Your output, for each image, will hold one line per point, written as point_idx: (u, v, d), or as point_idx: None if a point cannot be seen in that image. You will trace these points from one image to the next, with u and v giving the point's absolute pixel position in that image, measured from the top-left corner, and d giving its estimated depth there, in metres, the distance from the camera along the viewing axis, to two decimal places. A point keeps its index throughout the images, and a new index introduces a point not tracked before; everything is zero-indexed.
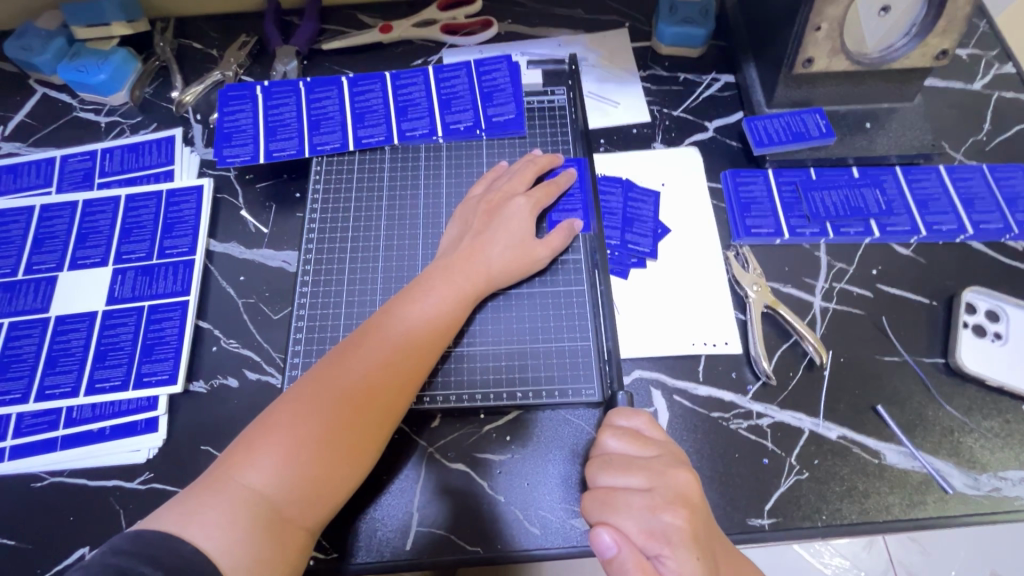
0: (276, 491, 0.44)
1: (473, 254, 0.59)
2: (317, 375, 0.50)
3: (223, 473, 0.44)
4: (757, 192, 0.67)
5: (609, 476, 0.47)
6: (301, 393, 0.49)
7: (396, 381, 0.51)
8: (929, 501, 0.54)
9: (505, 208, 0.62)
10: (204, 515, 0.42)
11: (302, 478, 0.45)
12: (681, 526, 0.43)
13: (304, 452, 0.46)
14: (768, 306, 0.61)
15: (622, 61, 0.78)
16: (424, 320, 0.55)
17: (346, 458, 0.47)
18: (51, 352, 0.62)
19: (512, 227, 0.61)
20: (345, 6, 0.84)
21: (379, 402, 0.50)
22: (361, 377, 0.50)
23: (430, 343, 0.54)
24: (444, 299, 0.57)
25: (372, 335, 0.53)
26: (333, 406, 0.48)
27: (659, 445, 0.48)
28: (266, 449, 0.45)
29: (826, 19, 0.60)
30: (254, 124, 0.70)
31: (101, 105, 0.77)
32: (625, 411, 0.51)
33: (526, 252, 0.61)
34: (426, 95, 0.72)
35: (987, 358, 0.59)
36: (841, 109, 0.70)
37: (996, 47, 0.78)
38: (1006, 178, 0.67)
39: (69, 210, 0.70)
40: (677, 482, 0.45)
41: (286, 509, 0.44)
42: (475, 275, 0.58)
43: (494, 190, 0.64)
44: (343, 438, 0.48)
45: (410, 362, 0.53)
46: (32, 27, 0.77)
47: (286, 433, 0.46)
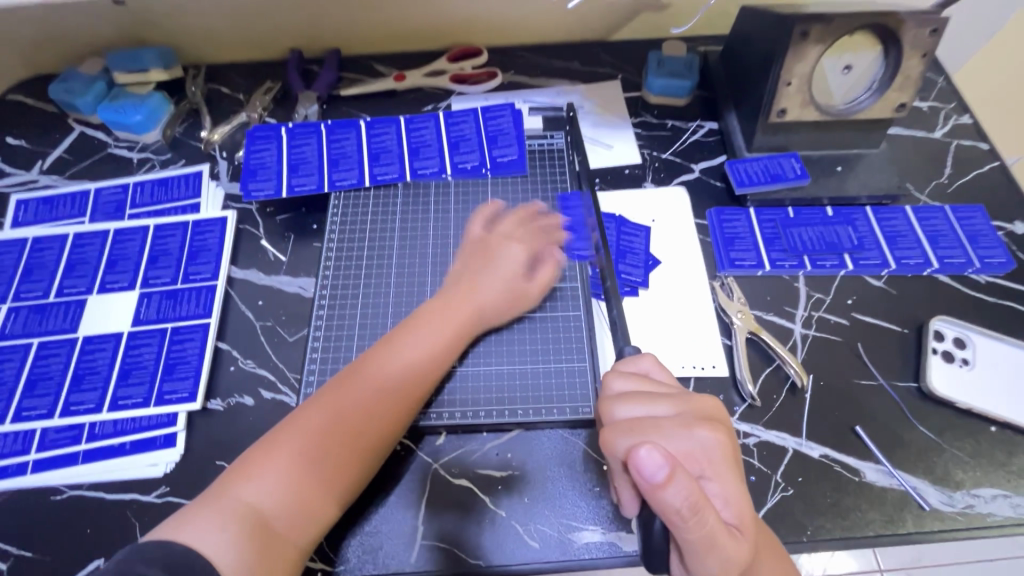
0: (272, 506, 0.48)
1: (470, 292, 0.64)
2: (316, 400, 0.54)
3: (226, 488, 0.48)
4: (740, 228, 0.73)
5: (633, 408, 0.46)
6: (303, 416, 0.53)
7: (388, 407, 0.55)
8: (908, 517, 0.57)
9: (502, 253, 0.67)
10: (200, 525, 0.45)
11: (296, 495, 0.49)
12: (720, 442, 0.44)
13: (303, 472, 0.49)
14: (752, 332, 0.66)
15: (616, 109, 0.85)
16: (418, 351, 0.59)
17: (338, 478, 0.51)
18: (77, 370, 0.65)
19: (507, 271, 0.66)
20: (362, 57, 0.92)
21: (371, 426, 0.53)
22: (359, 406, 0.54)
23: (423, 371, 0.58)
24: (438, 332, 0.60)
25: (369, 364, 0.57)
26: (331, 430, 0.52)
27: (670, 382, 0.50)
28: (264, 466, 0.49)
29: (795, 75, 0.68)
30: (278, 161, 0.77)
31: (134, 143, 0.84)
32: (631, 358, 0.52)
33: (517, 291, 0.66)
34: (437, 137, 0.79)
35: (955, 382, 0.63)
36: (815, 153, 0.76)
37: (953, 100, 0.86)
38: (966, 218, 0.73)
39: (100, 239, 0.74)
40: (703, 406, 0.47)
41: (279, 522, 0.47)
42: (469, 312, 0.63)
43: (493, 234, 0.69)
44: (337, 459, 0.51)
45: (403, 390, 0.56)
46: (76, 72, 0.84)
47: (284, 453, 0.50)
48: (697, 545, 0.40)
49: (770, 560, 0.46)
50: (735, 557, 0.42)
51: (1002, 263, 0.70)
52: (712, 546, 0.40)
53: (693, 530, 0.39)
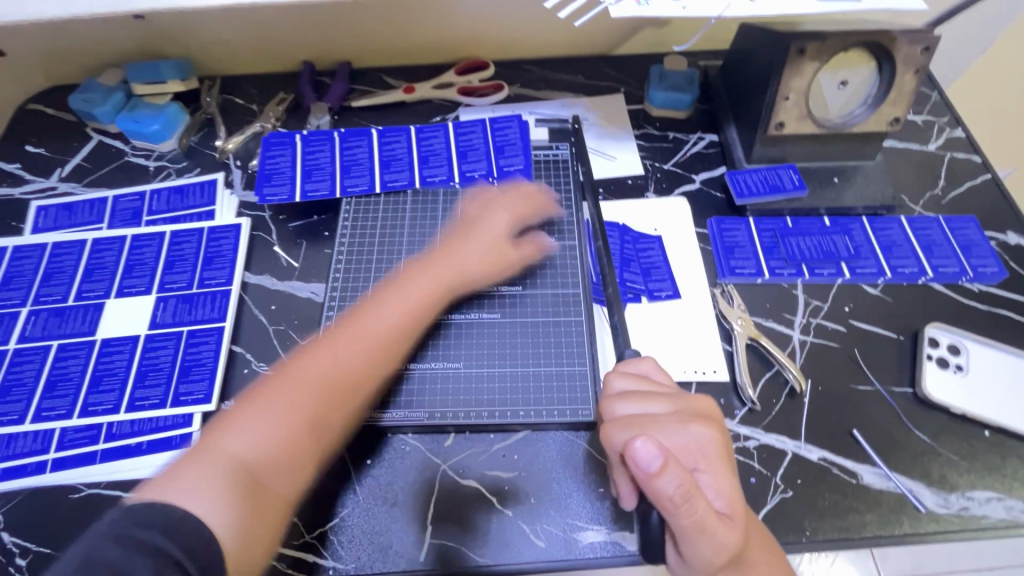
0: (254, 458, 0.49)
1: (451, 257, 0.67)
2: (298, 357, 0.55)
3: (207, 441, 0.49)
4: (740, 237, 0.75)
5: (632, 405, 0.48)
6: (283, 371, 0.54)
7: (368, 359, 0.57)
8: (904, 519, 0.58)
9: (489, 219, 0.70)
10: (186, 484, 0.45)
11: (279, 448, 0.50)
12: (713, 437, 0.46)
13: (282, 421, 0.50)
14: (752, 338, 0.68)
15: (619, 121, 0.87)
16: (396, 308, 0.61)
17: (320, 429, 0.53)
18: (96, 371, 0.67)
19: (492, 236, 0.69)
20: (372, 69, 0.94)
21: (350, 379, 0.55)
22: (337, 357, 0.55)
23: (401, 327, 0.60)
24: (415, 290, 0.63)
25: (347, 321, 0.59)
26: (309, 381, 0.53)
27: (668, 383, 0.52)
28: (246, 421, 0.50)
29: (793, 90, 0.70)
30: (292, 168, 0.79)
31: (151, 151, 0.86)
32: (633, 359, 0.54)
33: (498, 256, 0.69)
34: (446, 146, 0.81)
35: (950, 387, 0.65)
36: (812, 165, 0.79)
37: (946, 114, 0.88)
38: (959, 228, 0.75)
39: (118, 244, 0.77)
40: (698, 404, 0.49)
41: (263, 474, 0.48)
42: (450, 275, 0.65)
43: (486, 206, 0.73)
44: (318, 411, 0.53)
45: (382, 342, 0.58)
46: (96, 83, 0.87)
47: (266, 408, 0.51)
48: (690, 531, 0.42)
49: (762, 552, 0.48)
50: (727, 544, 0.43)
51: (995, 273, 0.72)
52: (702, 533, 0.42)
53: (686, 516, 0.41)
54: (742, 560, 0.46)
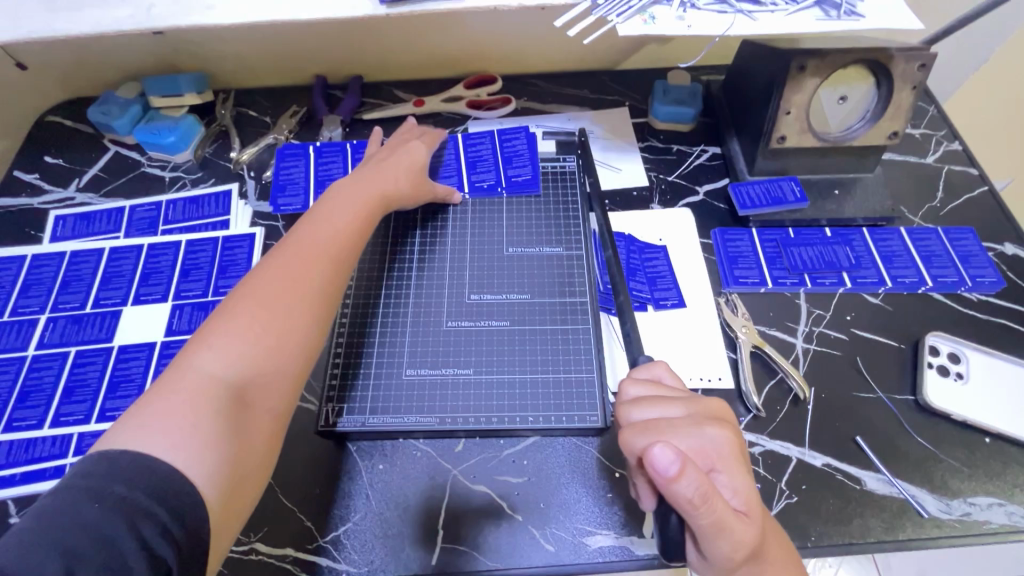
0: (226, 372, 0.48)
1: (382, 175, 0.70)
2: (249, 282, 0.55)
3: (172, 373, 0.48)
4: (743, 247, 0.77)
5: (647, 410, 0.49)
6: (236, 296, 0.54)
7: (324, 262, 0.58)
8: (907, 524, 0.59)
9: (404, 145, 0.76)
10: (164, 419, 0.44)
11: (253, 355, 0.50)
12: (729, 438, 0.47)
13: (249, 338, 0.51)
14: (756, 346, 0.69)
15: (624, 134, 0.90)
16: (342, 220, 0.63)
17: (294, 328, 0.53)
18: (113, 378, 0.69)
19: (412, 157, 0.75)
20: (382, 83, 0.97)
21: (309, 281, 0.56)
22: (289, 270, 0.56)
23: (350, 235, 0.62)
24: (355, 205, 0.65)
25: (293, 240, 0.59)
26: (267, 296, 0.53)
27: (680, 387, 0.53)
28: (210, 343, 0.50)
29: (794, 104, 0.72)
30: (305, 178, 0.81)
31: (166, 162, 0.88)
32: (645, 365, 0.55)
33: (423, 182, 0.75)
34: (455, 157, 0.83)
35: (950, 394, 0.66)
36: (813, 178, 0.81)
37: (944, 128, 0.91)
38: (957, 239, 0.77)
39: (134, 253, 0.78)
40: (711, 406, 0.50)
41: (242, 384, 0.49)
42: (384, 192, 0.69)
43: (396, 138, 0.78)
44: (285, 313, 0.53)
45: (337, 246, 0.60)
46: (114, 96, 0.89)
47: (230, 327, 0.51)
48: (709, 531, 0.43)
49: (781, 551, 0.49)
50: (746, 541, 0.44)
51: (993, 282, 0.74)
52: (721, 532, 0.43)
53: (703, 516, 0.42)
54: (764, 557, 0.47)
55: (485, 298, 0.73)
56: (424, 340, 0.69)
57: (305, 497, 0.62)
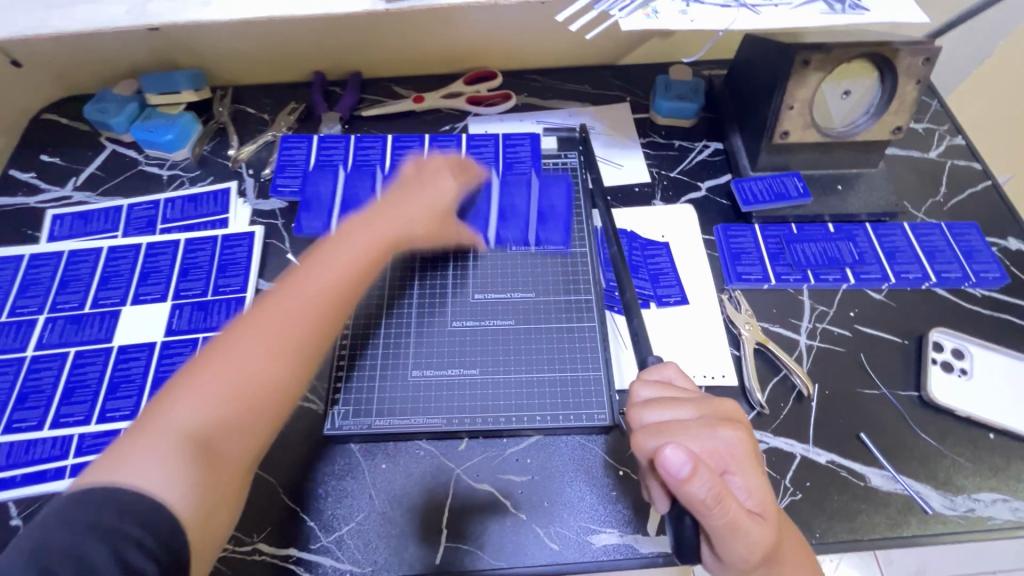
0: (198, 429, 0.44)
1: (397, 210, 0.62)
2: (238, 325, 0.49)
3: (146, 419, 0.44)
4: (746, 243, 0.77)
5: (660, 412, 0.48)
6: (226, 340, 0.49)
7: (322, 311, 0.51)
8: (911, 520, 0.59)
9: (433, 180, 0.66)
10: (131, 462, 0.40)
11: (227, 415, 0.45)
12: (742, 439, 0.47)
13: (230, 395, 0.46)
14: (759, 343, 0.69)
15: (625, 130, 0.89)
16: (346, 259, 0.55)
17: (273, 388, 0.48)
18: (113, 378, 0.68)
19: (439, 190, 0.65)
20: (382, 79, 0.96)
21: (296, 333, 0.50)
22: (279, 320, 0.50)
23: (354, 280, 0.55)
24: (365, 242, 0.57)
25: (290, 281, 0.52)
26: (251, 350, 0.48)
27: (691, 388, 0.52)
28: (186, 394, 0.45)
29: (798, 99, 0.72)
30: (305, 160, 0.82)
31: (164, 160, 0.87)
32: (655, 366, 0.55)
33: (444, 225, 0.67)
34: (454, 155, 0.82)
35: (954, 390, 0.66)
36: (816, 173, 0.80)
37: (947, 122, 0.90)
38: (961, 234, 0.77)
39: (133, 252, 0.78)
40: (723, 406, 0.49)
41: (212, 447, 0.44)
42: (399, 225, 0.60)
43: (424, 163, 0.68)
44: (264, 369, 0.48)
45: (335, 292, 0.53)
46: (110, 94, 0.88)
47: (209, 378, 0.46)
48: (723, 532, 0.43)
49: (795, 550, 0.48)
50: (760, 543, 0.44)
51: (997, 278, 0.74)
52: (734, 533, 0.43)
53: (718, 517, 0.42)
54: (779, 557, 0.47)
55: (490, 299, 0.72)
56: (428, 340, 0.69)
57: (308, 497, 0.61)
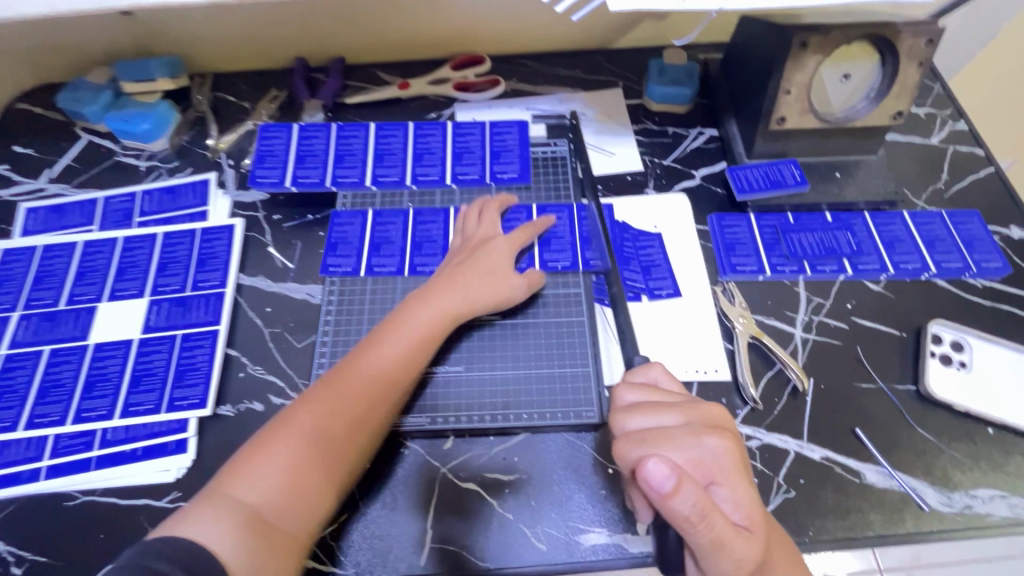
0: (261, 500, 0.49)
1: (451, 284, 0.65)
2: (306, 398, 0.55)
3: (221, 488, 0.49)
4: (741, 234, 0.74)
5: (644, 419, 0.47)
6: (296, 413, 0.54)
7: (382, 395, 0.57)
8: (907, 517, 0.58)
9: (484, 248, 0.68)
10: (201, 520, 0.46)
11: (286, 490, 0.50)
12: (729, 447, 0.45)
13: (295, 470, 0.51)
14: (754, 336, 0.67)
15: (617, 117, 0.86)
16: (401, 341, 0.60)
17: (326, 468, 0.52)
18: (89, 377, 0.66)
19: (490, 260, 0.67)
20: (366, 65, 0.93)
21: (353, 415, 0.55)
22: (342, 401, 0.55)
23: (410, 361, 0.60)
24: (422, 322, 0.62)
25: (353, 361, 0.58)
26: (315, 427, 0.53)
27: (678, 391, 0.51)
28: (257, 465, 0.50)
29: (795, 84, 0.69)
30: (286, 151, 0.79)
31: (142, 151, 0.84)
32: (641, 367, 0.53)
33: (502, 284, 0.66)
34: (442, 145, 0.80)
35: (953, 384, 0.64)
36: (813, 160, 0.78)
37: (949, 107, 0.87)
38: (962, 223, 0.75)
39: (109, 246, 0.75)
40: (709, 413, 0.48)
41: (277, 520, 0.49)
42: (451, 304, 0.63)
43: (476, 233, 0.71)
44: (323, 450, 0.53)
45: (389, 375, 0.58)
46: (84, 82, 0.85)
47: (278, 453, 0.51)
48: (709, 548, 0.41)
49: (782, 556, 0.47)
50: (747, 557, 0.43)
51: (998, 268, 0.71)
52: (722, 549, 0.41)
53: (703, 533, 0.41)
54: (768, 566, 0.46)
55: None
56: None
57: None
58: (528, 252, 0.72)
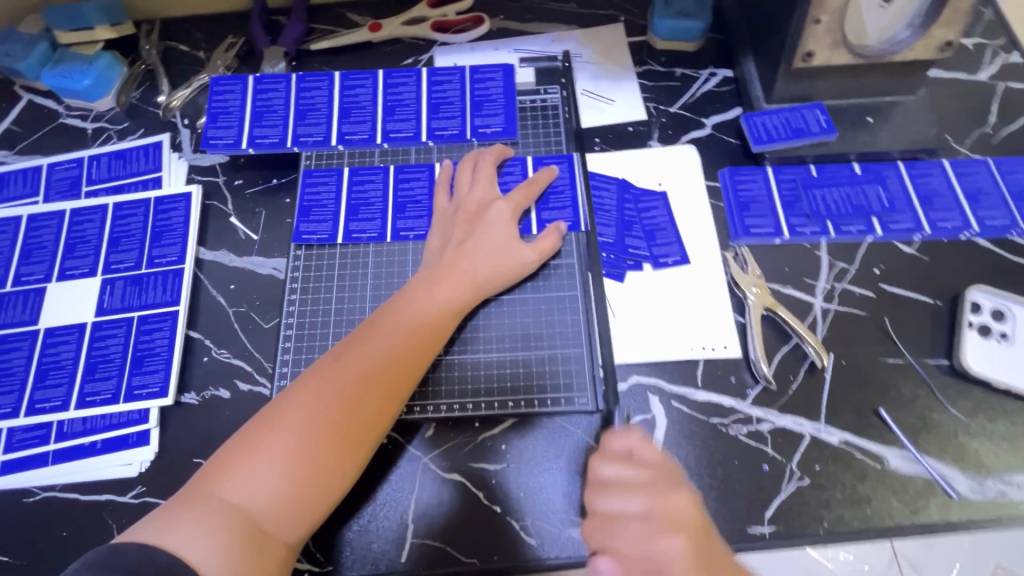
0: (256, 508, 0.43)
1: (458, 264, 0.58)
2: (305, 386, 0.49)
3: (202, 488, 0.43)
4: (756, 190, 0.66)
5: (608, 502, 0.45)
6: (290, 401, 0.48)
7: (385, 382, 0.50)
8: (933, 506, 0.53)
9: (486, 216, 0.61)
10: (180, 527, 0.41)
11: (287, 495, 0.44)
12: (682, 551, 0.41)
13: (289, 469, 0.45)
14: (768, 308, 0.60)
15: (618, 57, 0.76)
16: (411, 328, 0.54)
17: (330, 471, 0.46)
18: (41, 365, 0.61)
19: (497, 233, 0.60)
20: (332, 3, 0.82)
21: (360, 412, 0.49)
22: (339, 389, 0.48)
23: (417, 344, 0.53)
24: (431, 304, 0.55)
25: (358, 347, 0.51)
26: (310, 418, 0.47)
27: (654, 465, 0.45)
28: (245, 464, 0.44)
29: (826, 11, 0.58)
30: (241, 108, 0.71)
31: (87, 111, 0.76)
32: (619, 433, 0.47)
33: (512, 256, 0.59)
34: (417, 96, 0.71)
35: (992, 358, 0.57)
36: (842, 103, 0.68)
37: (1002, 36, 0.76)
38: (1012, 172, 0.65)
39: (56, 220, 0.68)
40: (675, 504, 0.43)
41: (264, 527, 0.43)
42: (462, 284, 0.57)
43: (468, 198, 0.62)
44: (321, 450, 0.46)
45: (400, 364, 0.52)
46: (16, 33, 0.76)
47: (266, 449, 0.45)
48: None
49: None
50: None
51: None
52: None
53: None
54: None
55: None
56: None
57: None
58: (526, 217, 0.64)
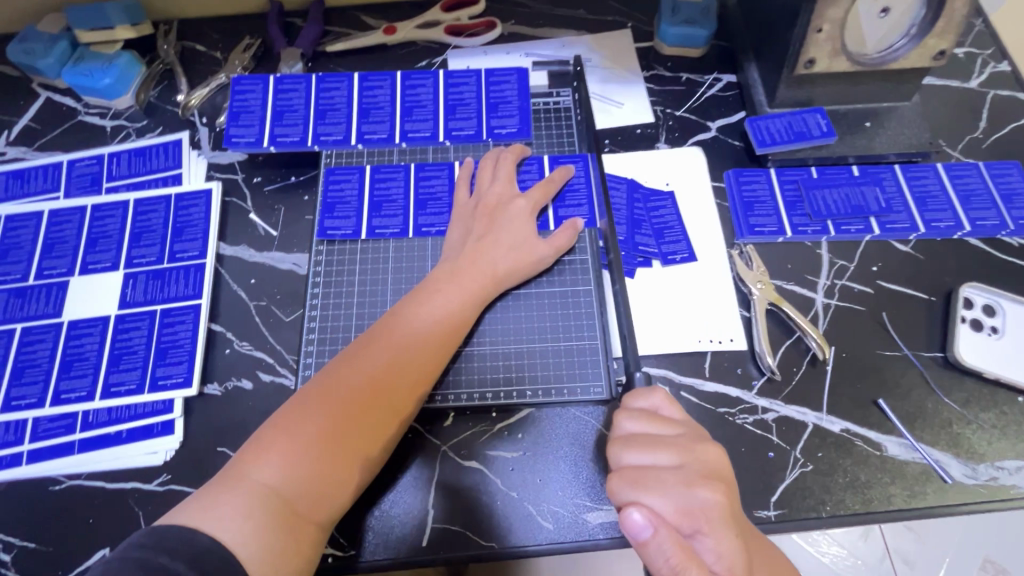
0: (290, 490, 0.45)
1: (479, 258, 0.60)
2: (334, 375, 0.51)
3: (238, 472, 0.45)
4: (760, 191, 0.69)
5: (638, 455, 0.45)
6: (320, 388, 0.50)
7: (410, 370, 0.52)
8: (930, 490, 0.56)
9: (504, 213, 0.63)
10: (218, 509, 0.43)
11: (319, 478, 0.46)
12: (719, 501, 0.43)
13: (320, 452, 0.47)
14: (772, 303, 0.63)
15: (626, 62, 0.79)
16: (434, 319, 0.56)
17: (359, 455, 0.48)
18: (66, 356, 0.62)
19: (515, 229, 0.62)
20: (347, 6, 0.84)
21: (387, 398, 0.51)
22: (367, 377, 0.50)
23: (440, 334, 0.55)
24: (453, 296, 0.57)
25: (384, 337, 0.53)
26: (340, 405, 0.49)
27: (680, 423, 0.47)
28: (279, 449, 0.46)
29: (828, 21, 0.61)
30: (262, 106, 0.72)
31: (106, 109, 0.77)
32: (641, 393, 0.50)
33: (530, 251, 0.62)
34: (433, 97, 0.73)
35: (984, 350, 0.60)
36: (841, 109, 0.71)
37: (991, 46, 0.79)
38: (1001, 176, 0.69)
39: (78, 215, 0.70)
40: (706, 456, 0.46)
41: (298, 510, 0.45)
42: (482, 278, 0.59)
43: (488, 195, 0.64)
44: (351, 435, 0.48)
45: (424, 353, 0.54)
46: (36, 31, 0.77)
47: (299, 433, 0.47)
48: None
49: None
50: None
51: None
52: None
53: None
54: None
55: None
56: None
57: None
58: (543, 214, 0.66)
